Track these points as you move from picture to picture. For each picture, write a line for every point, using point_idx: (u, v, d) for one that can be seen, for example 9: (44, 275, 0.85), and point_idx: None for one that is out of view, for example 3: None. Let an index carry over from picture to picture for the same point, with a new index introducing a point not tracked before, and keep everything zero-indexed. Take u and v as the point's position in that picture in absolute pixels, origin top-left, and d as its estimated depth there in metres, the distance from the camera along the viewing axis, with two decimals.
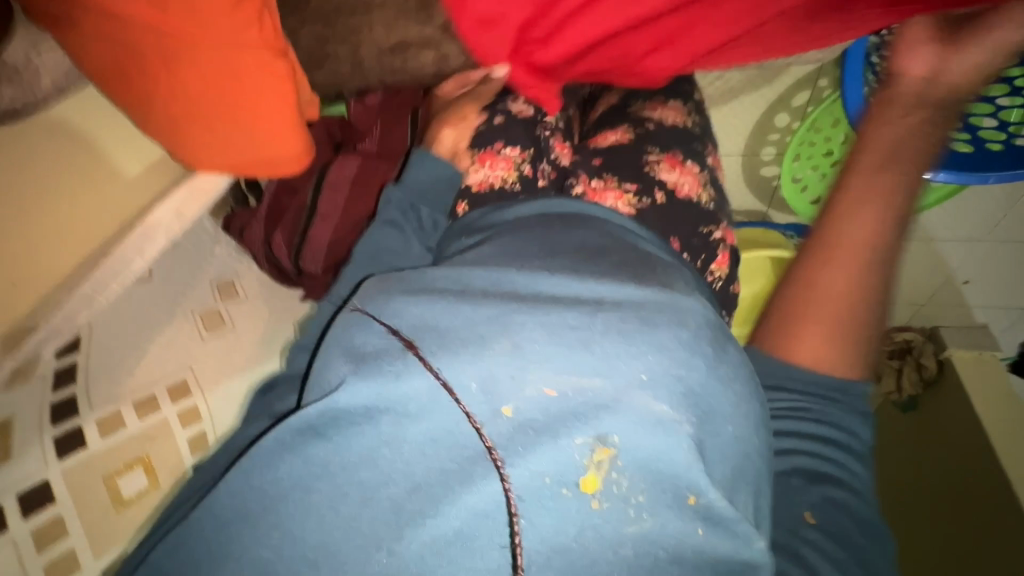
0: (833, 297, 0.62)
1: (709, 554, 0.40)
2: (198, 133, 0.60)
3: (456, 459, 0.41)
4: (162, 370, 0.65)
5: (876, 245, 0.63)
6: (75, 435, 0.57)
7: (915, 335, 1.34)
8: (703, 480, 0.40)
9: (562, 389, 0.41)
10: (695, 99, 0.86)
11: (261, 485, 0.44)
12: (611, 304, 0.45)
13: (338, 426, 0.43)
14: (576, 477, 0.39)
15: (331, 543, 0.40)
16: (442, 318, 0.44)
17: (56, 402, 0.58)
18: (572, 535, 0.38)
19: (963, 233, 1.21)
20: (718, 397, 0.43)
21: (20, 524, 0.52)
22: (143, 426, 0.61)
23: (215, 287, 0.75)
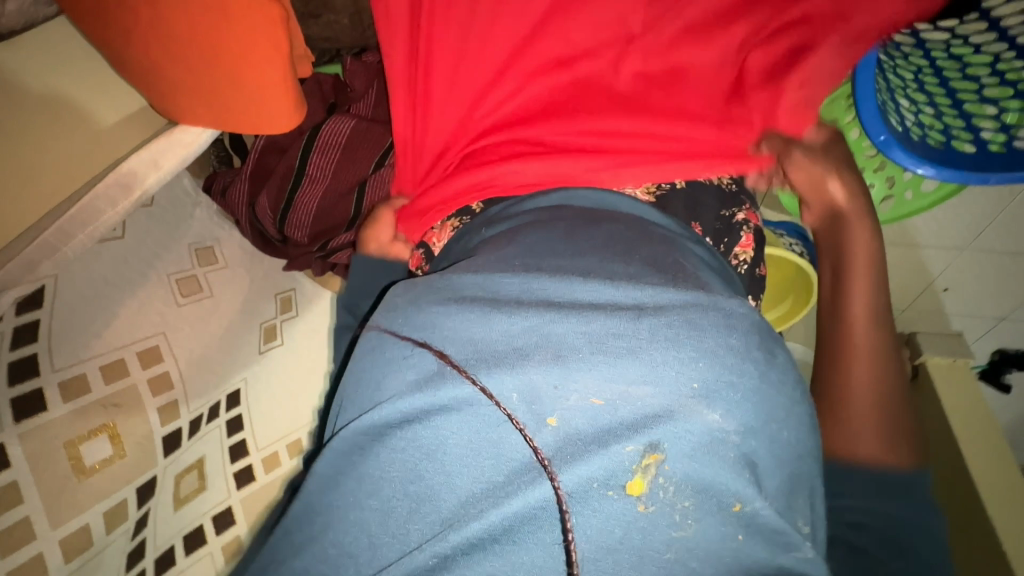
0: (862, 399, 0.54)
1: (755, 563, 0.38)
2: (188, 78, 0.57)
3: (503, 473, 0.39)
4: (132, 334, 0.63)
5: (886, 351, 0.56)
6: (34, 397, 0.53)
7: None
8: (748, 486, 0.38)
9: (609, 397, 0.39)
10: None
11: (312, 499, 0.45)
12: (654, 310, 0.43)
13: (377, 437, 0.43)
14: (623, 480, 0.37)
15: (390, 553, 0.39)
16: (478, 330, 0.43)
17: (15, 361, 0.53)
18: (620, 536, 0.36)
19: (948, 241, 1.23)
20: (776, 402, 0.42)
21: None
22: (110, 391, 0.59)
23: (194, 252, 0.73)
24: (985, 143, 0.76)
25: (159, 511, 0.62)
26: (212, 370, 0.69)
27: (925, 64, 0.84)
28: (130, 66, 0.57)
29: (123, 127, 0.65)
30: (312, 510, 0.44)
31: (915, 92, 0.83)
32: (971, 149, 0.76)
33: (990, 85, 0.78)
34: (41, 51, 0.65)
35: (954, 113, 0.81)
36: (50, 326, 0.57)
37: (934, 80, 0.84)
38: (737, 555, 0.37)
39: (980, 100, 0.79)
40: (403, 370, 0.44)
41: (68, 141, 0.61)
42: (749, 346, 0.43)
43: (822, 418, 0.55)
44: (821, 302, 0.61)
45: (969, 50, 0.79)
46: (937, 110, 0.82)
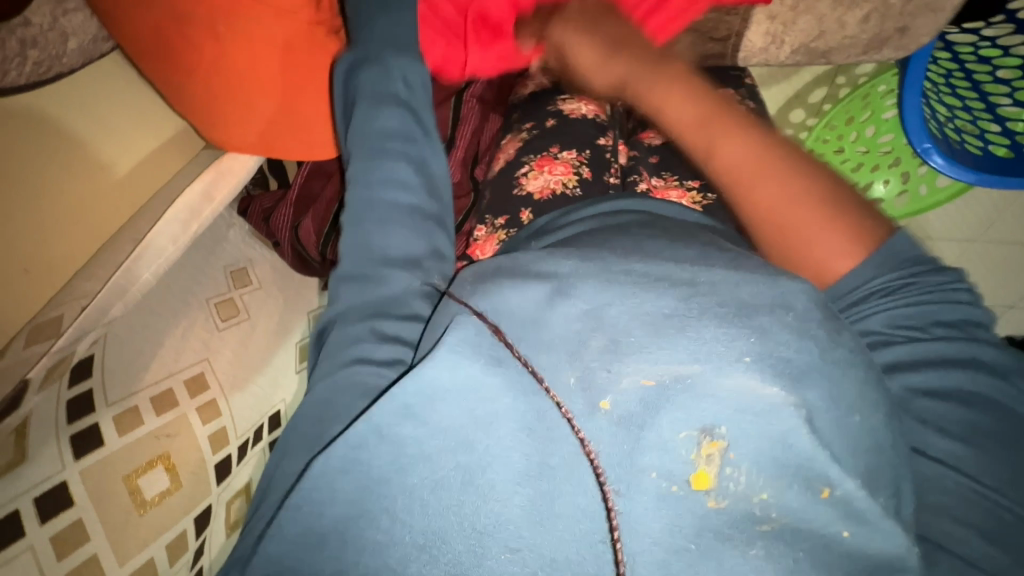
0: (744, 172, 0.52)
1: (862, 559, 0.32)
2: (234, 108, 0.56)
3: (558, 455, 0.34)
4: (177, 361, 0.62)
5: (683, 110, 0.56)
6: (91, 433, 0.53)
7: None
8: (833, 466, 0.32)
9: (661, 379, 0.34)
10: (747, 84, 0.75)
11: (334, 479, 0.39)
12: (706, 286, 0.37)
13: (428, 404, 0.37)
14: (684, 475, 0.32)
15: (439, 530, 0.35)
16: (539, 311, 0.38)
17: (75, 398, 0.54)
18: (689, 534, 0.32)
19: (959, 234, 1.26)
20: (859, 403, 0.35)
21: (37, 529, 0.48)
22: (161, 423, 0.58)
23: (229, 274, 0.72)
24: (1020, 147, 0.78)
25: (213, 539, 0.62)
26: (254, 389, 0.69)
27: (953, 67, 0.86)
28: (186, 102, 0.57)
29: (151, 162, 0.66)
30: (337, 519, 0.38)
31: (944, 98, 0.86)
32: (1005, 154, 0.79)
33: (1021, 88, 0.79)
34: (92, 87, 0.66)
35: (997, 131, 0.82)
36: (103, 362, 0.57)
37: (964, 84, 0.85)
38: (863, 568, 0.32)
39: (1014, 104, 0.80)
40: (441, 323, 0.42)
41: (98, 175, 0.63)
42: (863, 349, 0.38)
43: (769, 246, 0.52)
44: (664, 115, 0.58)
45: (998, 52, 0.79)
46: (970, 114, 0.85)
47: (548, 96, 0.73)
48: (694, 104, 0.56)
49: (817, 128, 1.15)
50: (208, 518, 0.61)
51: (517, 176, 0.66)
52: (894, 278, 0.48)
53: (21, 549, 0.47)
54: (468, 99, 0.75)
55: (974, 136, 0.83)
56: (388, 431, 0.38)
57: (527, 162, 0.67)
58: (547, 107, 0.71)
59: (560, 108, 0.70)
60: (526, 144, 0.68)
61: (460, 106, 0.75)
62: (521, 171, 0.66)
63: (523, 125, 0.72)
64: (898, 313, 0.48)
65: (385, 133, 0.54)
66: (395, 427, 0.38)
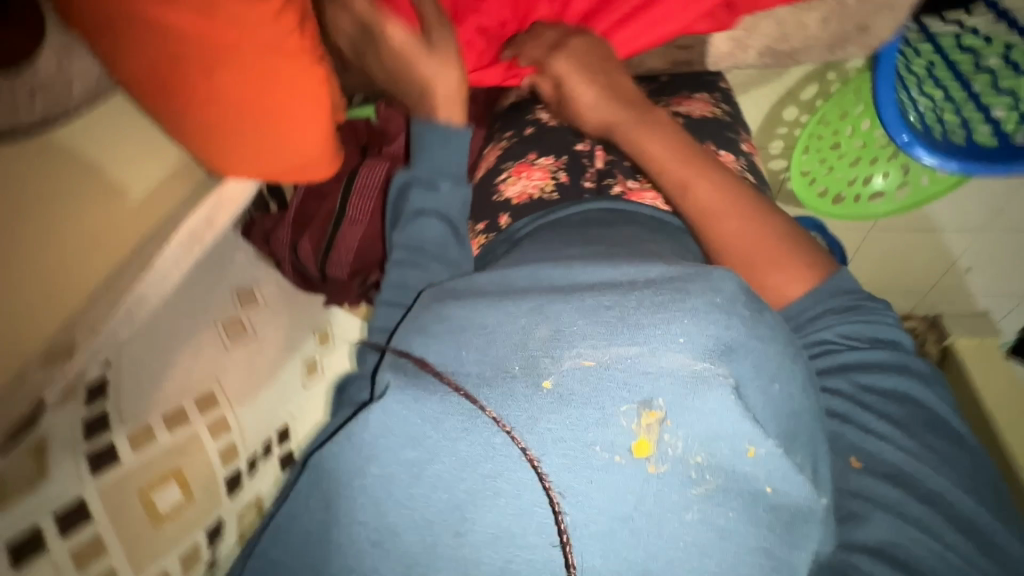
0: (717, 212, 0.57)
1: (783, 509, 0.40)
2: (224, 131, 0.58)
3: (500, 438, 0.40)
4: (189, 380, 0.65)
5: (666, 150, 0.60)
6: (108, 451, 0.56)
7: (915, 325, 1.54)
8: (754, 428, 0.39)
9: (600, 359, 0.41)
10: (722, 88, 0.80)
11: (318, 484, 0.45)
12: (644, 284, 0.46)
13: (389, 418, 0.42)
14: (627, 444, 0.39)
15: (393, 523, 0.41)
16: (487, 315, 0.46)
17: (89, 417, 0.56)
18: (632, 503, 0.39)
19: (965, 225, 1.33)
20: (779, 355, 0.44)
21: (59, 544, 0.51)
22: (173, 440, 0.61)
23: (235, 293, 0.75)
24: (1005, 132, 0.78)
25: (224, 550, 0.64)
26: (262, 400, 0.71)
27: (937, 58, 0.86)
28: (183, 131, 0.59)
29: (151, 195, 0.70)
30: (336, 525, 0.43)
31: (930, 86, 0.85)
32: (991, 140, 0.78)
33: (1004, 76, 0.81)
34: (97, 121, 0.67)
35: (981, 118, 0.81)
36: (117, 382, 0.60)
37: (948, 73, 0.85)
38: (786, 516, 0.40)
39: (997, 91, 0.81)
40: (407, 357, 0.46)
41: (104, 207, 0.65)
42: (788, 335, 0.46)
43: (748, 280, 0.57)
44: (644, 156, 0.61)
45: (980, 42, 0.83)
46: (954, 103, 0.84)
47: (528, 105, 0.74)
48: (681, 148, 0.60)
49: (812, 121, 1.16)
50: (220, 529, 0.64)
51: (497, 183, 0.69)
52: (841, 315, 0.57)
53: (46, 562, 0.49)
54: None
55: (957, 124, 0.82)
56: (349, 435, 0.44)
57: (507, 168, 0.69)
58: (526, 116, 0.74)
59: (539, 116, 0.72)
60: (505, 151, 0.70)
61: None
62: (501, 177, 0.68)
63: (503, 133, 0.74)
64: (846, 329, 0.57)
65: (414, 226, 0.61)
66: (363, 435, 0.43)
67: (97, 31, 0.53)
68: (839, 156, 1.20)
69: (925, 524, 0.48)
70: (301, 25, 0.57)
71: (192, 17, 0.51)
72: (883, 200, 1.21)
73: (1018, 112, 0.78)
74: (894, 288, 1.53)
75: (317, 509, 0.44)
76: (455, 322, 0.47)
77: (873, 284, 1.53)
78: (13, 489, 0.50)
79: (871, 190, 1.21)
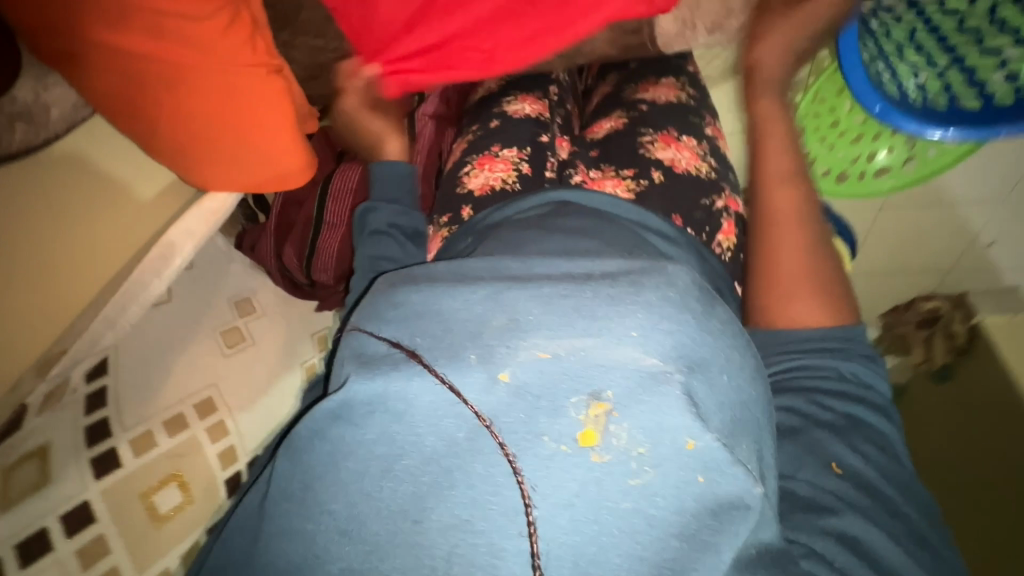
0: (785, 217, 0.63)
1: (713, 499, 0.40)
2: (192, 145, 0.61)
3: (462, 429, 0.42)
4: (188, 387, 0.67)
5: (777, 154, 0.66)
6: (109, 457, 0.59)
7: (941, 304, 1.46)
8: (694, 421, 0.40)
9: (555, 351, 0.42)
10: (690, 72, 0.77)
11: (288, 478, 0.46)
12: (601, 276, 0.46)
13: (355, 410, 0.44)
14: (573, 434, 0.40)
15: (359, 514, 0.42)
16: (443, 301, 0.47)
17: (89, 424, 0.60)
18: (574, 490, 0.40)
19: (983, 195, 1.27)
20: (714, 346, 0.44)
21: (65, 543, 0.54)
22: (174, 443, 0.64)
23: (234, 304, 0.78)
24: (991, 95, 0.75)
25: None
26: (265, 405, 0.74)
27: (919, 23, 0.83)
28: (159, 147, 0.62)
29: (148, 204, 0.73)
30: (294, 516, 0.44)
31: (910, 52, 0.82)
32: (975, 104, 0.76)
33: (989, 35, 0.78)
34: (94, 141, 0.73)
35: (964, 81, 0.78)
36: (114, 389, 0.63)
37: (931, 37, 0.82)
38: (717, 504, 0.40)
39: (981, 52, 0.78)
40: (369, 343, 0.46)
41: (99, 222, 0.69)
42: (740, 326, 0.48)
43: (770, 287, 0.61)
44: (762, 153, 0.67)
45: (964, 3, 0.80)
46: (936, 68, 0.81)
47: (493, 99, 0.72)
48: (788, 157, 0.66)
49: (805, 99, 1.14)
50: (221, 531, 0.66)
51: (460, 176, 0.65)
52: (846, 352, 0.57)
53: (51, 561, 0.53)
54: (421, 117, 0.78)
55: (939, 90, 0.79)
56: (320, 433, 0.45)
57: (469, 161, 0.66)
58: (492, 109, 0.71)
59: (504, 108, 0.70)
60: (470, 144, 0.67)
61: (414, 124, 0.78)
62: (463, 170, 0.65)
63: (469, 127, 0.71)
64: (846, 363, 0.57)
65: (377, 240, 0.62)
66: (331, 427, 0.45)
67: (71, 57, 0.58)
68: (840, 133, 1.17)
69: (868, 512, 0.48)
70: (251, 39, 0.59)
71: (150, 42, 0.56)
72: (889, 176, 1.18)
73: (1004, 72, 0.75)
74: (913, 267, 1.47)
75: (281, 508, 0.46)
76: (421, 311, 0.47)
77: (889, 263, 1.48)
78: (21, 491, 0.54)
79: (877, 166, 1.18)
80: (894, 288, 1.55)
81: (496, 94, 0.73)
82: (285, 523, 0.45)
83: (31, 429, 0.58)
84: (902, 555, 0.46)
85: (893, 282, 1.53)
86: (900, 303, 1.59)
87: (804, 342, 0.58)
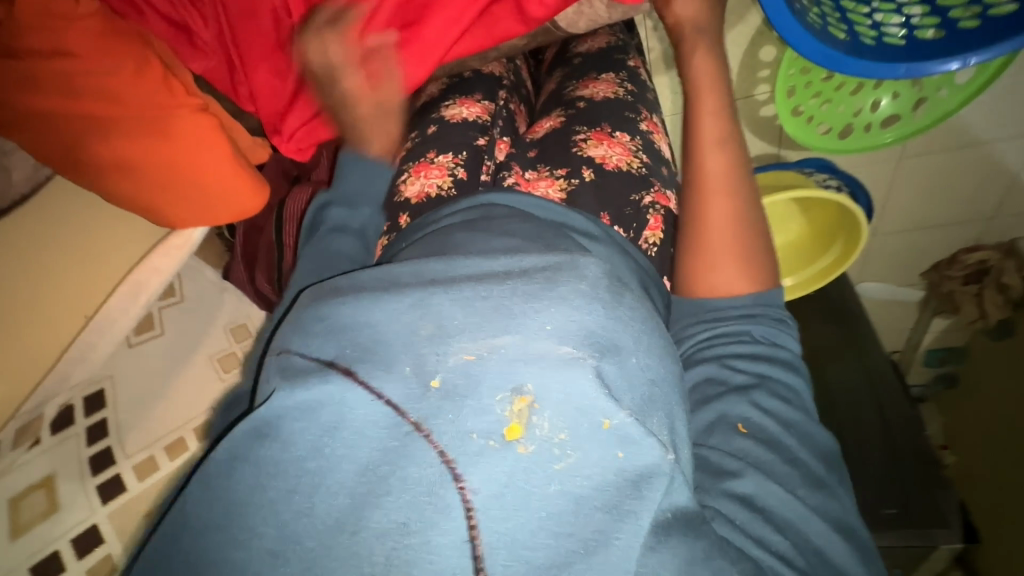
0: (713, 181, 0.64)
1: (631, 472, 0.41)
2: (139, 189, 0.63)
3: (395, 437, 0.42)
4: (186, 415, 0.72)
5: (714, 112, 0.67)
6: (114, 483, 0.64)
7: (988, 255, 1.32)
8: (609, 401, 0.41)
9: (478, 352, 0.42)
10: (630, 67, 0.81)
11: (202, 514, 0.45)
12: (519, 272, 0.47)
13: (283, 425, 0.45)
14: (500, 429, 0.41)
15: (294, 533, 0.41)
16: (371, 313, 0.46)
17: (93, 454, 0.65)
18: (504, 481, 0.40)
19: (1014, 129, 1.16)
20: (628, 332, 0.45)
21: (76, 564, 0.59)
22: (175, 467, 0.68)
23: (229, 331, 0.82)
24: (955, 21, 0.69)
25: None
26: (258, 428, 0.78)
27: None
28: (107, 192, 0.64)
29: (93, 261, 0.70)
30: (216, 546, 0.43)
31: None
32: (937, 34, 0.70)
33: None
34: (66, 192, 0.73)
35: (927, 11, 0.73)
36: (114, 417, 0.68)
37: None
38: (634, 480, 0.41)
39: None
40: (298, 360, 0.47)
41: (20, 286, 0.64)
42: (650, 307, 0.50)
43: (693, 249, 0.63)
44: (698, 110, 0.67)
45: None
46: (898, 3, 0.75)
47: (431, 106, 0.75)
48: (722, 120, 0.66)
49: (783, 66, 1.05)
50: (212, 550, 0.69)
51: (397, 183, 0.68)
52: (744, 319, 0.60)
53: None
54: None
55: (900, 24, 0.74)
56: (251, 454, 0.45)
57: (406, 169, 0.69)
58: (430, 115, 0.74)
59: (441, 114, 0.72)
60: (406, 153, 0.70)
61: None
62: (400, 177, 0.68)
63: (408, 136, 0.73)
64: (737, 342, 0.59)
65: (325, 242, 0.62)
66: (262, 449, 0.45)
67: (15, 130, 0.61)
68: (837, 87, 1.11)
69: (769, 470, 0.51)
70: (167, 80, 0.62)
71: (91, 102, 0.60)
72: (899, 124, 1.08)
73: None
74: (948, 219, 1.36)
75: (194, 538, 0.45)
76: (342, 323, 0.47)
77: (919, 219, 1.37)
78: (31, 519, 0.59)
79: (882, 116, 1.10)
80: (931, 245, 1.43)
81: (432, 105, 0.76)
82: (201, 535, 0.44)
83: (33, 460, 0.62)
84: (802, 509, 0.49)
85: (929, 238, 1.41)
86: (941, 259, 1.44)
87: (722, 314, 0.62)
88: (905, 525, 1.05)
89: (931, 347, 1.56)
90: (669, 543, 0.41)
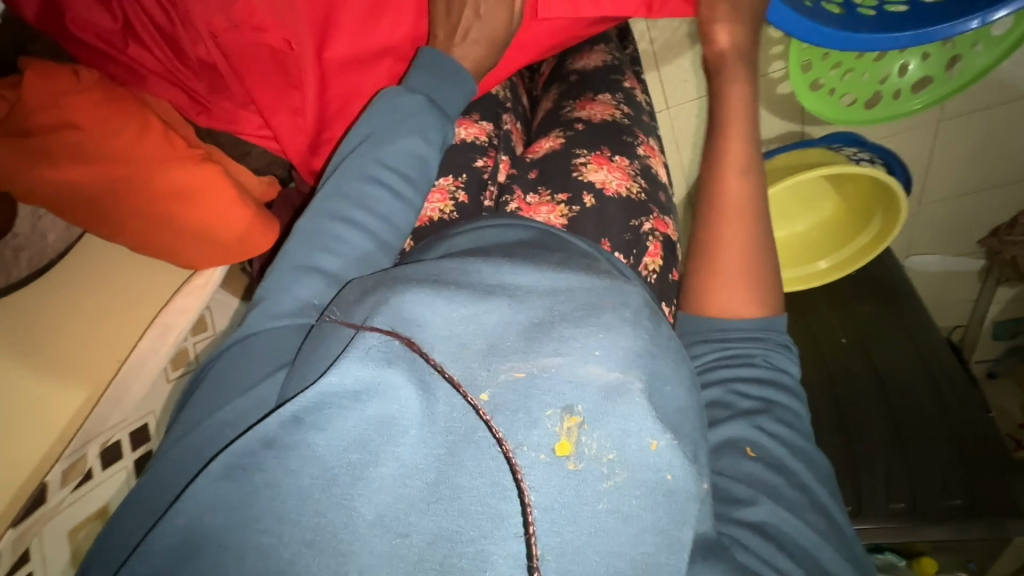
0: (732, 204, 0.63)
1: (679, 496, 0.39)
2: (150, 233, 0.68)
3: (443, 445, 0.39)
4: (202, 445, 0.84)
5: (745, 134, 0.65)
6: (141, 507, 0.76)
7: None
8: (653, 420, 0.39)
9: (529, 370, 0.40)
10: (626, 87, 0.81)
11: (204, 508, 0.41)
12: (567, 292, 0.44)
13: (323, 413, 0.40)
14: (550, 443, 0.38)
15: (327, 523, 0.38)
16: (422, 312, 0.42)
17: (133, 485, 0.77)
18: (555, 498, 0.37)
19: None
20: (660, 363, 0.43)
21: None
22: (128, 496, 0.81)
23: None
24: None
25: None
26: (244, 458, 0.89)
27: None
28: (123, 232, 0.68)
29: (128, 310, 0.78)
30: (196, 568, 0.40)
31: None
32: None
33: None
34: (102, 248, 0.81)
35: None
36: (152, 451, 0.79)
37: None
38: (680, 506, 0.39)
39: None
40: (365, 335, 0.41)
41: (71, 343, 0.74)
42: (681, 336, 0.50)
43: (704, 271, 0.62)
44: (727, 130, 0.65)
45: None
46: None
47: None
48: (748, 144, 0.64)
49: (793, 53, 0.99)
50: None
51: None
52: (753, 342, 0.59)
53: None
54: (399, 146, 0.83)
55: None
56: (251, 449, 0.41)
57: None
58: None
59: None
60: None
61: None
62: None
63: None
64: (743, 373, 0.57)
65: (348, 204, 0.55)
66: (295, 436, 0.40)
67: (17, 188, 0.64)
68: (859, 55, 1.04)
69: (783, 498, 0.49)
70: (167, 136, 0.67)
71: (109, 153, 0.64)
72: (930, 88, 1.00)
73: None
74: (1005, 179, 1.24)
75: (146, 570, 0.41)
76: (405, 310, 0.42)
77: (973, 183, 1.26)
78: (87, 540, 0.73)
79: (911, 81, 1.03)
80: (989, 209, 1.31)
81: None
82: (209, 549, 0.40)
83: (83, 493, 0.71)
84: (814, 535, 0.47)
85: (985, 200, 1.29)
86: (1002, 223, 1.30)
87: (732, 335, 0.60)
88: (975, 515, 0.96)
89: (998, 320, 1.42)
90: (693, 568, 0.40)
